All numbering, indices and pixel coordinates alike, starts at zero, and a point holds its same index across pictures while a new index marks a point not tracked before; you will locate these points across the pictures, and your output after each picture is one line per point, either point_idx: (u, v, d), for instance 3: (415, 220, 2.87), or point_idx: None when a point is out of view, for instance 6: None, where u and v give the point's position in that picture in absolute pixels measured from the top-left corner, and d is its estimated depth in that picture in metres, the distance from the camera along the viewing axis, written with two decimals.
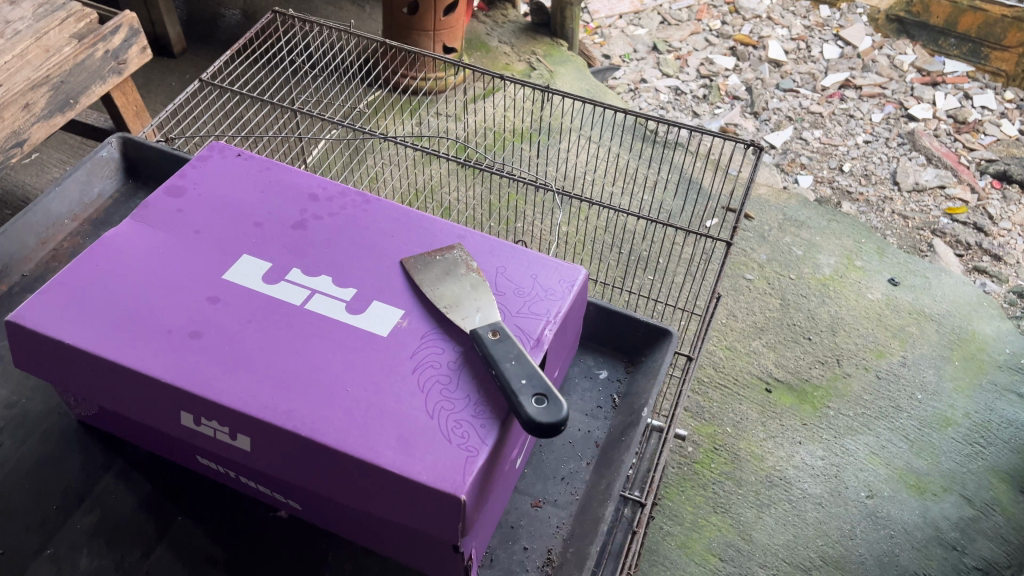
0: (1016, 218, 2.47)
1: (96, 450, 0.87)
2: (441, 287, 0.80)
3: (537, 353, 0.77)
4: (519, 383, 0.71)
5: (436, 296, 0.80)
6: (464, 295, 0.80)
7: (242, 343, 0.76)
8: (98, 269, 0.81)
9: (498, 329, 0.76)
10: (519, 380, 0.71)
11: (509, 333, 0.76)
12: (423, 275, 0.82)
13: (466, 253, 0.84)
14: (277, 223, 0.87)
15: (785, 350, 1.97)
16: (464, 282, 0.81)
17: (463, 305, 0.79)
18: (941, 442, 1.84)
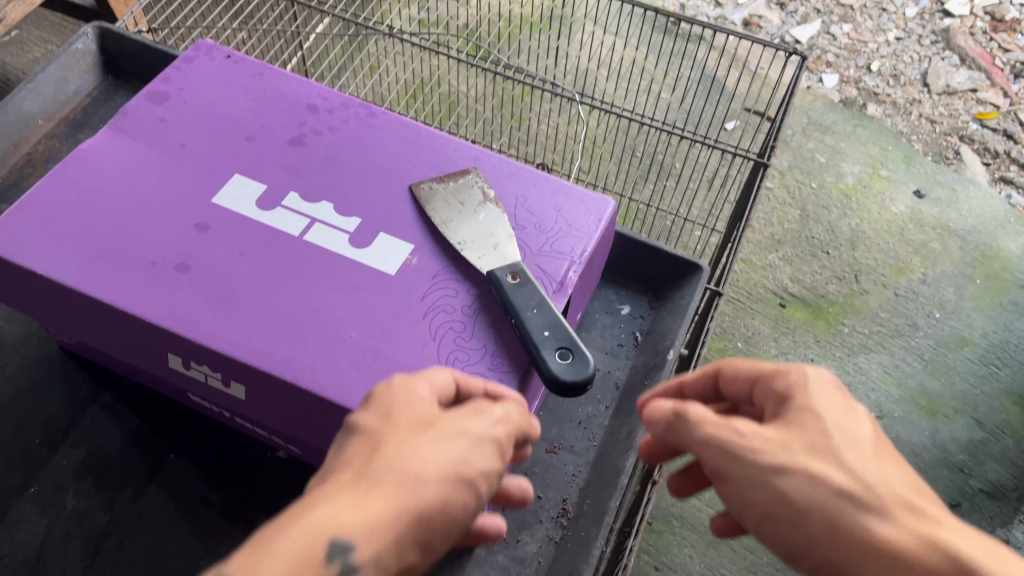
0: None
1: (80, 381, 0.81)
2: (455, 219, 0.72)
3: (561, 299, 0.70)
4: (542, 337, 0.64)
5: (450, 230, 0.72)
6: (480, 229, 0.72)
7: (234, 279, 0.68)
8: (72, 187, 0.72)
9: (518, 271, 0.68)
10: (542, 332, 0.64)
11: (532, 276, 0.69)
12: (435, 205, 0.73)
13: (484, 179, 0.76)
14: (272, 139, 0.78)
15: (802, 265, 1.89)
16: (481, 214, 0.73)
17: (480, 242, 0.71)
18: (956, 362, 1.78)
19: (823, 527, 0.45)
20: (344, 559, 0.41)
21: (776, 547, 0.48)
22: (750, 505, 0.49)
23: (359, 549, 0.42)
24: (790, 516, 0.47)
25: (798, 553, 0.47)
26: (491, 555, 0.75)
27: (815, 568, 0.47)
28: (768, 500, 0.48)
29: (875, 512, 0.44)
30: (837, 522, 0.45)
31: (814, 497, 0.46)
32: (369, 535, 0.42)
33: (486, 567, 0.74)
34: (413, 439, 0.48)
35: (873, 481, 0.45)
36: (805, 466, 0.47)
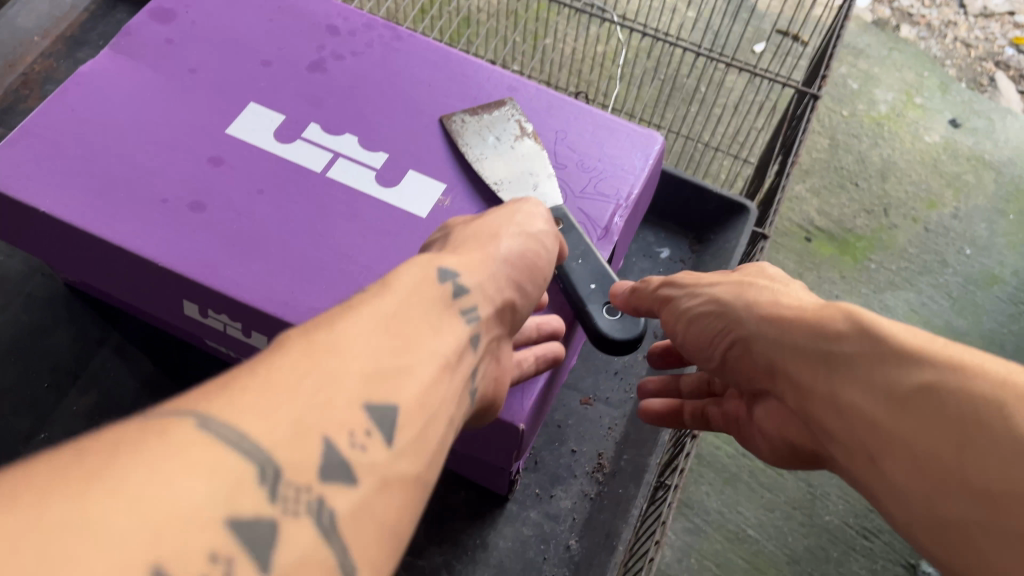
0: None
1: (89, 321, 0.77)
2: (491, 156, 0.66)
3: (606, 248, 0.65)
4: (589, 290, 0.61)
5: (485, 168, 0.66)
6: (518, 168, 0.66)
7: (253, 218, 0.63)
8: (73, 114, 0.66)
9: (562, 219, 0.63)
10: (588, 285, 0.61)
11: (576, 223, 0.63)
12: (469, 138, 0.67)
13: (521, 111, 0.69)
14: (290, 64, 0.72)
15: (830, 197, 1.77)
16: (519, 151, 0.67)
17: (519, 182, 0.65)
18: (985, 301, 1.67)
19: (735, 311, 0.54)
20: (456, 286, 0.46)
21: (705, 349, 0.57)
22: (682, 317, 0.58)
23: (467, 278, 0.47)
24: (710, 311, 0.56)
25: (720, 348, 0.56)
26: (524, 511, 0.71)
27: (735, 358, 0.55)
28: (696, 307, 0.57)
29: (778, 296, 0.53)
30: (757, 299, 0.54)
31: (736, 291, 0.56)
32: (473, 271, 0.48)
33: (518, 523, 0.70)
34: (480, 218, 0.55)
35: (782, 286, 0.55)
36: (735, 280, 0.57)
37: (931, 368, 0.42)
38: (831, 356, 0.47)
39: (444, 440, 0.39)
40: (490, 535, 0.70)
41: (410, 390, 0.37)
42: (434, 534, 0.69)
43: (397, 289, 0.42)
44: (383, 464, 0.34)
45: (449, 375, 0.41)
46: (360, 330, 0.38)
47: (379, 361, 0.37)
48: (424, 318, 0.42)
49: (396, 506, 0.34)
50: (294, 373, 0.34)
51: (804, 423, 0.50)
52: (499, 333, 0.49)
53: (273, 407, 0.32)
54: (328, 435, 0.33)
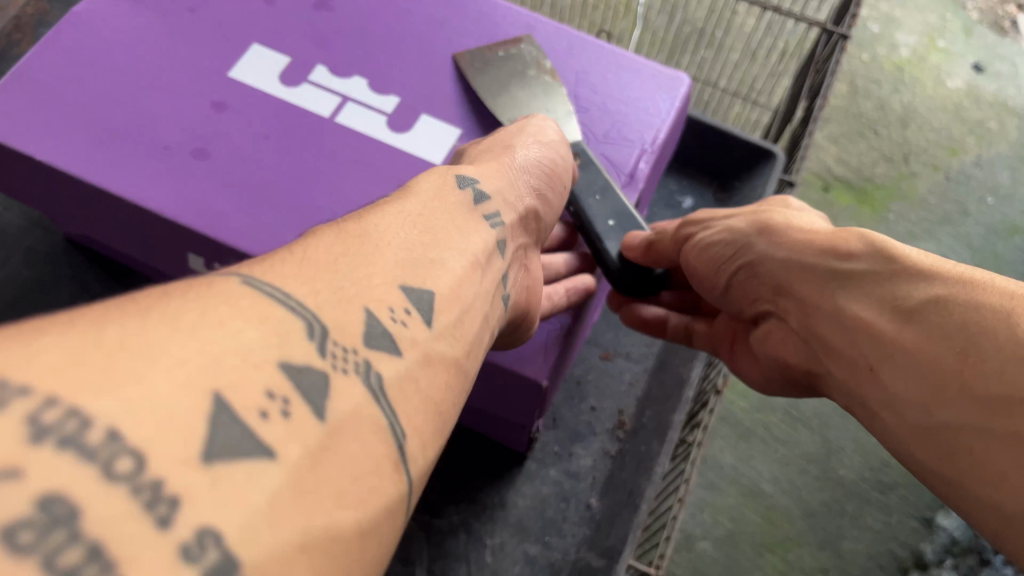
0: None
1: (90, 277, 0.74)
2: (506, 94, 0.63)
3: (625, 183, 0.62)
4: (606, 227, 0.59)
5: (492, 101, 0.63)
6: (535, 106, 0.63)
7: (259, 166, 0.59)
8: (66, 57, 0.62)
9: (581, 155, 0.60)
10: (606, 222, 0.59)
11: (597, 163, 0.60)
12: (481, 76, 0.64)
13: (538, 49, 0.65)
14: (293, 2, 0.68)
15: (848, 145, 1.69)
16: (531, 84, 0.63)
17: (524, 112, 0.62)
18: (1007, 251, 1.60)
19: (747, 236, 0.54)
20: (477, 187, 0.46)
21: (711, 277, 0.57)
22: (692, 247, 0.57)
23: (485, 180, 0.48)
24: (723, 239, 0.56)
25: (726, 275, 0.56)
26: (543, 469, 0.69)
27: (741, 283, 0.55)
28: (708, 235, 0.56)
29: (788, 220, 0.54)
30: (769, 223, 0.54)
31: (749, 217, 0.56)
32: (492, 175, 0.49)
33: (538, 482, 0.68)
34: (495, 137, 0.56)
35: (791, 212, 0.55)
36: (750, 212, 0.56)
37: (940, 282, 0.42)
38: (841, 274, 0.48)
39: (477, 331, 0.39)
40: (510, 494, 0.68)
41: (443, 280, 0.37)
42: (452, 493, 0.67)
43: (421, 193, 0.43)
44: (425, 342, 0.34)
45: (480, 270, 0.41)
46: (387, 224, 0.38)
47: (410, 253, 0.37)
48: (450, 218, 0.42)
49: (438, 383, 0.34)
50: (330, 251, 0.34)
51: (805, 344, 0.51)
52: (525, 237, 0.50)
53: (314, 278, 0.31)
54: (373, 309, 0.33)
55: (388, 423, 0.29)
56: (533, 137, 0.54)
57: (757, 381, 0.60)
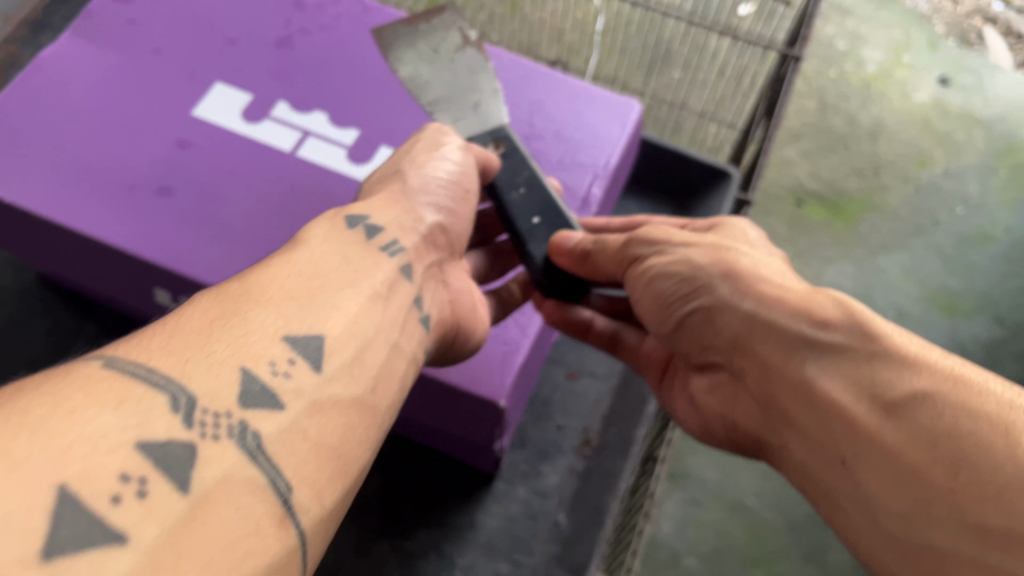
0: None
1: (62, 313, 0.75)
2: (429, 75, 0.63)
3: (557, 188, 0.62)
4: (531, 224, 0.57)
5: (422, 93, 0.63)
6: (457, 87, 0.62)
7: (224, 201, 0.61)
8: (37, 100, 0.64)
9: (501, 142, 0.60)
10: (530, 220, 0.57)
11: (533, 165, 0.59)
12: (406, 59, 0.64)
13: (464, 19, 0.65)
14: (255, 41, 0.70)
15: (821, 159, 1.50)
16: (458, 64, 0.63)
17: (455, 106, 0.61)
18: (978, 261, 1.42)
19: (707, 277, 0.48)
20: (371, 222, 0.47)
21: (662, 312, 0.52)
22: (646, 277, 0.53)
23: (379, 213, 0.48)
24: (679, 273, 0.50)
25: (679, 313, 0.50)
26: (511, 488, 0.70)
27: (696, 329, 0.50)
28: (664, 266, 0.51)
29: (755, 267, 0.47)
30: (735, 269, 0.48)
31: (711, 254, 0.49)
32: (386, 206, 0.49)
33: (507, 501, 0.70)
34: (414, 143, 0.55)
35: (760, 260, 0.49)
36: (712, 244, 0.50)
37: (928, 374, 0.35)
38: (814, 341, 0.41)
39: (380, 360, 0.39)
40: (480, 514, 0.69)
41: (334, 322, 0.37)
42: (422, 515, 0.68)
43: (314, 237, 0.43)
44: (312, 387, 0.34)
45: (379, 306, 0.41)
46: (258, 278, 0.37)
47: (294, 298, 0.37)
48: (345, 259, 0.42)
49: (330, 427, 0.34)
50: (202, 317, 0.33)
51: (760, 407, 0.45)
52: (435, 259, 0.50)
53: (180, 348, 0.31)
54: (249, 362, 0.33)
55: (267, 479, 0.30)
56: (429, 148, 0.54)
57: (697, 429, 0.55)
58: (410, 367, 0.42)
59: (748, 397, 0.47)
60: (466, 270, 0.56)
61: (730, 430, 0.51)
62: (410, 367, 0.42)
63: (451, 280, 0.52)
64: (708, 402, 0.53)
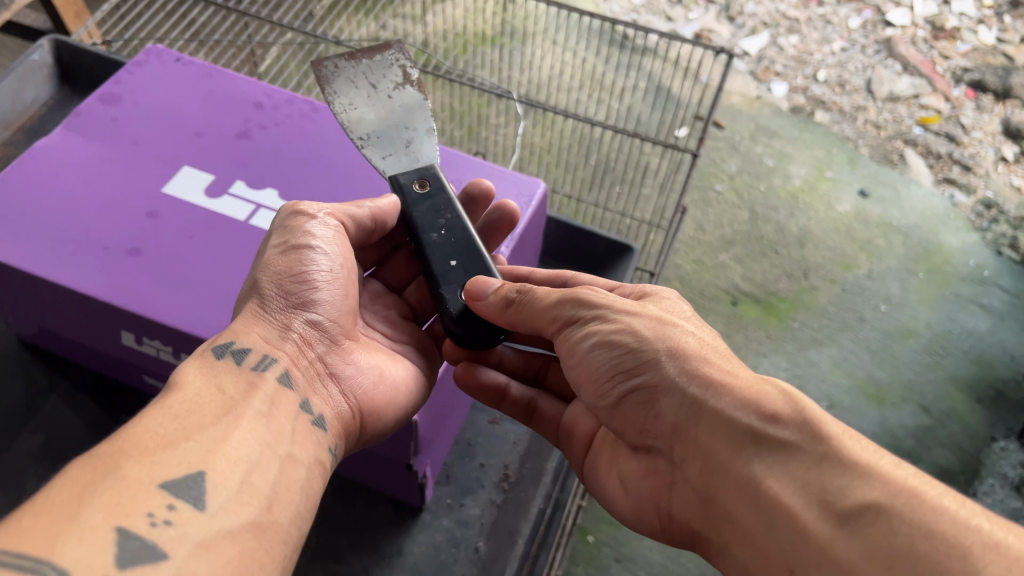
0: (989, 128, 2.00)
1: (38, 371, 0.84)
2: (364, 107, 0.77)
3: (474, 205, 0.75)
4: (448, 266, 0.68)
5: (354, 124, 0.76)
6: (388, 122, 0.76)
7: (185, 260, 0.72)
8: (28, 181, 0.76)
9: (424, 180, 0.73)
10: (447, 263, 0.68)
11: (457, 211, 0.72)
12: (344, 87, 0.78)
13: (406, 58, 0.80)
14: (219, 133, 0.83)
15: (752, 264, 1.73)
16: (393, 105, 0.77)
17: (388, 143, 0.75)
18: (902, 352, 1.63)
19: (654, 353, 0.59)
20: (231, 350, 0.60)
21: (604, 381, 0.62)
22: (591, 340, 0.62)
23: (241, 338, 0.61)
24: (624, 344, 0.60)
25: (620, 386, 0.61)
26: (436, 519, 0.78)
27: (635, 405, 0.61)
28: (610, 333, 0.61)
29: (697, 351, 0.59)
30: (685, 354, 0.58)
31: (656, 331, 0.60)
32: (247, 329, 0.62)
33: (432, 530, 0.77)
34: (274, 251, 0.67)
35: (701, 344, 0.60)
36: (654, 320, 0.61)
37: (877, 487, 0.47)
38: (762, 440, 0.52)
39: (255, 482, 0.51)
40: (407, 542, 0.77)
41: (215, 462, 0.50)
42: (354, 544, 0.76)
43: (187, 380, 0.56)
44: (195, 522, 0.47)
45: (262, 426, 0.55)
46: (137, 446, 0.48)
47: (170, 445, 0.50)
48: (219, 398, 0.56)
49: (214, 561, 0.46)
50: (71, 492, 0.44)
51: (701, 500, 0.56)
52: (306, 357, 0.63)
53: (66, 515, 0.43)
54: (129, 514, 0.44)
55: None
56: (282, 248, 0.66)
57: (621, 506, 0.66)
58: (309, 473, 0.57)
59: (686, 485, 0.58)
60: (361, 342, 0.69)
61: (660, 512, 0.62)
62: (307, 470, 0.56)
63: (338, 368, 0.65)
64: (640, 483, 0.64)
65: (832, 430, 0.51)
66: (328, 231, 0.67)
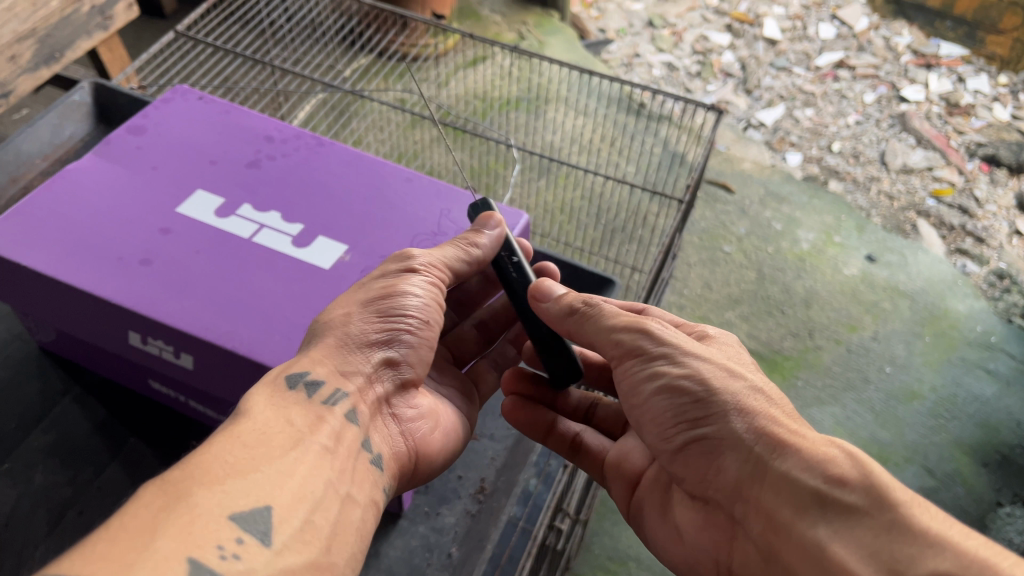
0: (1004, 202, 2.00)
1: (54, 376, 0.93)
2: None
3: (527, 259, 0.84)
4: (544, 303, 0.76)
5: None
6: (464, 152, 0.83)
7: (189, 270, 0.79)
8: (58, 198, 0.84)
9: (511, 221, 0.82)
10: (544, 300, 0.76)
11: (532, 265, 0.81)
12: None
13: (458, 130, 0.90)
14: (232, 162, 0.91)
15: (758, 322, 1.70)
16: None
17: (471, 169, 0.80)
18: (906, 414, 1.58)
19: (723, 407, 0.59)
20: (304, 381, 0.63)
21: (670, 426, 0.63)
22: (657, 382, 0.63)
23: (315, 370, 0.64)
24: (693, 393, 0.61)
25: (685, 434, 0.62)
26: (413, 525, 0.84)
27: (697, 455, 0.61)
28: (677, 377, 0.62)
29: (763, 410, 0.59)
30: (751, 407, 0.59)
31: (724, 382, 0.60)
32: (324, 360, 0.65)
33: (408, 535, 0.83)
34: (375, 283, 0.71)
35: (771, 403, 0.60)
36: (722, 368, 0.62)
37: (948, 557, 0.47)
38: (827, 502, 0.53)
39: (312, 517, 0.53)
40: (383, 545, 0.82)
41: (280, 496, 0.53)
42: None
43: (257, 409, 0.59)
44: (261, 557, 0.49)
45: (326, 463, 0.57)
46: (211, 480, 0.51)
47: (240, 475, 0.52)
48: (288, 430, 0.58)
49: None
50: (145, 519, 0.47)
51: (763, 558, 0.57)
52: (372, 394, 0.66)
53: (139, 543, 0.45)
54: (201, 545, 0.47)
55: None
56: (379, 289, 0.70)
57: (679, 552, 0.67)
58: (364, 513, 0.58)
59: (748, 541, 0.59)
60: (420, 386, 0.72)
61: (717, 564, 0.63)
62: (364, 512, 0.58)
63: (396, 410, 0.69)
64: (698, 533, 0.64)
65: (898, 496, 0.51)
66: (426, 280, 0.71)
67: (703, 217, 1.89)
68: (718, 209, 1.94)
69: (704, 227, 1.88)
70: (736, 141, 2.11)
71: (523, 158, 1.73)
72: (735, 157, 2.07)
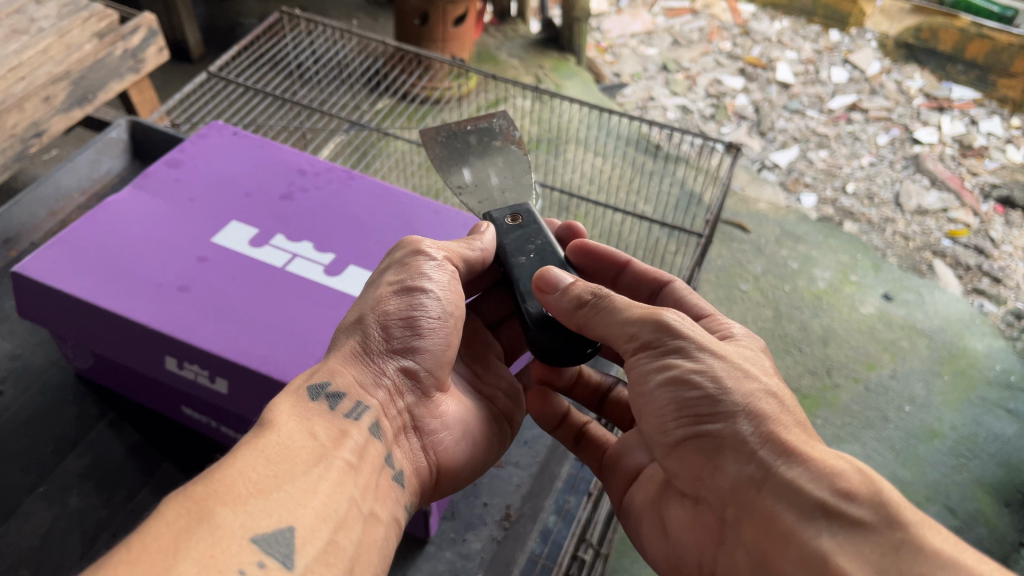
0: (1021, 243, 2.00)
1: (89, 403, 0.95)
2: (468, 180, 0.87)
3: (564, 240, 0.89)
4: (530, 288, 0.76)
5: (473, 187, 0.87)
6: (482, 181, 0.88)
7: (224, 296, 0.82)
8: (99, 228, 0.86)
9: (517, 215, 0.82)
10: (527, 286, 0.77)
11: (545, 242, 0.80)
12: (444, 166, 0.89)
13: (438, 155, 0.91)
14: (265, 195, 0.94)
15: (775, 360, 1.71)
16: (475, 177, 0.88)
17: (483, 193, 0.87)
18: (927, 453, 1.57)
19: (732, 408, 0.60)
20: (326, 393, 0.64)
21: (671, 418, 0.64)
22: (665, 374, 0.64)
23: (336, 381, 0.65)
24: (704, 390, 0.62)
25: (685, 428, 0.63)
26: (440, 551, 0.87)
27: (695, 450, 0.63)
28: (688, 372, 0.63)
29: (777, 415, 0.60)
30: (764, 412, 0.60)
31: (737, 383, 0.62)
32: (342, 370, 0.66)
33: (434, 560, 0.86)
34: (384, 285, 0.72)
35: (784, 409, 0.61)
36: (735, 368, 0.63)
37: None
38: (834, 514, 0.53)
39: (331, 539, 0.53)
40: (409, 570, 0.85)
41: (303, 516, 0.52)
42: None
43: (280, 421, 0.59)
44: None
45: (349, 481, 0.58)
46: (237, 497, 0.51)
47: (261, 493, 0.52)
48: (311, 445, 0.58)
49: None
50: (169, 537, 0.46)
51: (753, 563, 0.58)
52: (394, 406, 0.68)
53: (160, 566, 0.44)
54: (223, 568, 0.46)
55: None
56: (395, 285, 0.71)
57: (664, 549, 0.68)
58: (387, 532, 0.59)
59: (738, 544, 0.59)
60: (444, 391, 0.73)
61: (702, 565, 0.64)
62: (385, 530, 0.59)
63: (422, 421, 0.70)
64: (688, 531, 0.65)
65: (909, 517, 0.51)
66: (437, 279, 0.72)
67: (720, 256, 1.91)
68: (734, 248, 1.95)
69: (721, 265, 1.90)
70: (749, 182, 2.14)
71: (542, 195, 1.76)
72: (749, 197, 2.09)
